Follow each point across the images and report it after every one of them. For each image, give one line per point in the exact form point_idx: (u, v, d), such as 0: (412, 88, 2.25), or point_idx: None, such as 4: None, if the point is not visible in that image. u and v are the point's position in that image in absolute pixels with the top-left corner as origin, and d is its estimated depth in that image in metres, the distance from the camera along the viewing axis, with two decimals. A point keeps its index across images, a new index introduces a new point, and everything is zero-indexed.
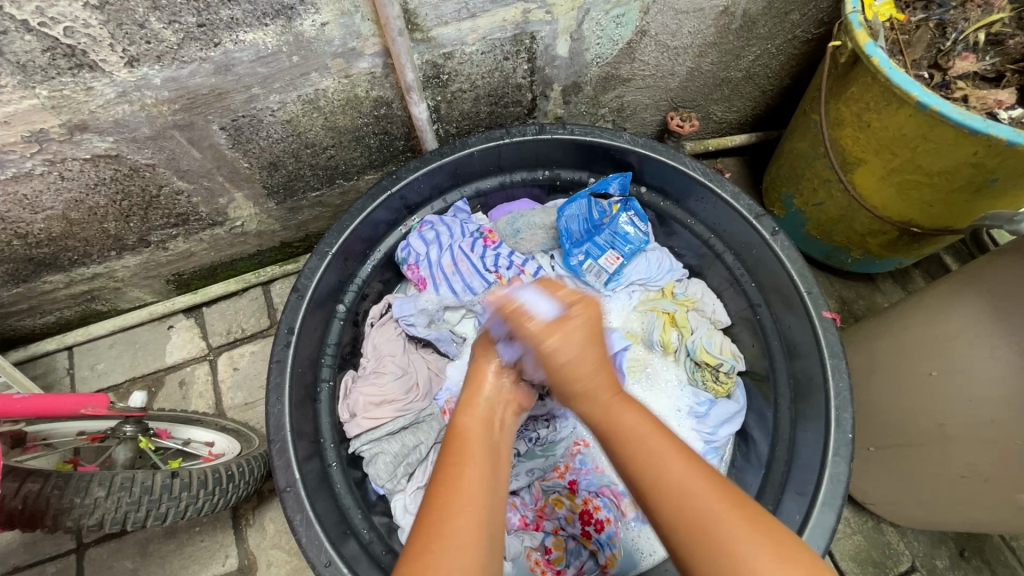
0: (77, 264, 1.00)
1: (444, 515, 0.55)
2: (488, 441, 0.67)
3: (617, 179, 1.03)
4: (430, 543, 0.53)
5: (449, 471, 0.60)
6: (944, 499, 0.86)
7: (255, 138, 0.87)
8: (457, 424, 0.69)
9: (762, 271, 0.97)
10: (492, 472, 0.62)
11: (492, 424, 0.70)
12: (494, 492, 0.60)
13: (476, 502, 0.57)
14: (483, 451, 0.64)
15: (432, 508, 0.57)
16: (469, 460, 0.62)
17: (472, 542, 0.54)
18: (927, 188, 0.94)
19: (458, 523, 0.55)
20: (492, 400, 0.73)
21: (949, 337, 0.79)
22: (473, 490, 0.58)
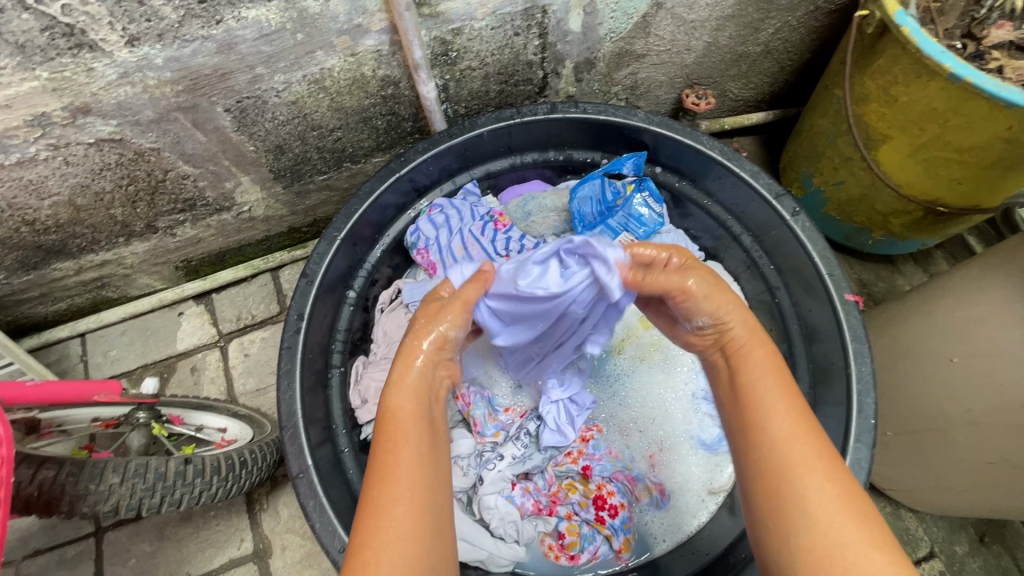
0: (86, 250, 0.99)
1: (379, 507, 0.57)
2: (426, 422, 0.66)
3: (631, 158, 0.99)
4: (366, 540, 0.55)
5: (381, 461, 0.61)
6: (968, 486, 0.84)
7: (260, 120, 0.85)
8: (388, 403, 0.67)
9: (781, 253, 0.95)
10: (428, 452, 0.63)
11: (427, 393, 0.69)
12: (433, 472, 0.61)
13: (416, 499, 0.58)
14: (418, 430, 0.64)
15: (370, 498, 0.58)
16: (407, 448, 0.62)
17: (414, 527, 0.56)
18: (955, 165, 0.90)
19: (394, 513, 0.57)
20: (425, 374, 0.70)
21: (976, 321, 0.76)
22: (405, 481, 0.59)
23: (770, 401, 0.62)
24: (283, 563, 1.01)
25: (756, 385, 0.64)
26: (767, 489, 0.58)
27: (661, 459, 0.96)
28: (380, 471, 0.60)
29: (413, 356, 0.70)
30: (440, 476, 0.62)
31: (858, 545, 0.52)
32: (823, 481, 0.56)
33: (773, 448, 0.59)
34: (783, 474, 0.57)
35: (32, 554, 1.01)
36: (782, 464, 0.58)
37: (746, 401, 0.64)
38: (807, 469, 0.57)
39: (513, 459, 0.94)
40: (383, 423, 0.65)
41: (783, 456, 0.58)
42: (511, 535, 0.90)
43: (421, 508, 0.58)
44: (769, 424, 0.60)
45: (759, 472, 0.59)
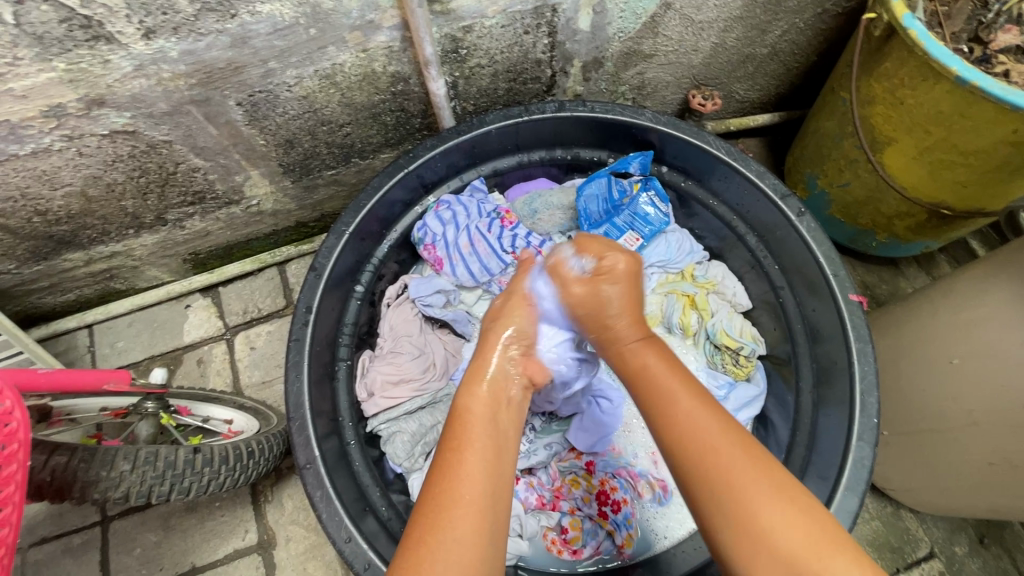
0: (97, 241, 1.00)
1: (444, 506, 0.54)
2: (497, 426, 0.62)
3: (638, 158, 1.01)
4: (426, 534, 0.53)
5: (448, 458, 0.57)
6: (970, 486, 0.85)
7: (271, 114, 0.86)
8: (459, 404, 0.63)
9: (786, 254, 0.95)
10: (497, 457, 0.58)
11: (500, 404, 0.64)
12: (501, 479, 0.57)
13: (476, 506, 0.54)
14: (485, 432, 0.60)
15: (433, 494, 0.56)
16: (473, 448, 0.58)
17: (473, 535, 0.53)
18: (961, 168, 0.91)
19: (456, 515, 0.54)
20: (498, 378, 0.66)
21: (979, 322, 0.77)
22: (469, 490, 0.55)
23: (681, 409, 0.58)
24: (287, 554, 1.02)
25: (673, 399, 0.59)
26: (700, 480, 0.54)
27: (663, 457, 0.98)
28: (443, 469, 0.57)
29: (484, 372, 0.66)
30: (507, 486, 0.57)
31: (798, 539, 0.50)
32: (764, 488, 0.53)
33: (702, 455, 0.55)
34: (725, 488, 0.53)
35: (38, 542, 1.02)
36: (728, 477, 0.53)
37: (663, 416, 0.59)
38: (748, 479, 0.53)
39: (518, 453, 0.96)
40: (452, 427, 0.61)
41: (725, 468, 0.54)
42: (514, 529, 0.90)
43: (485, 517, 0.54)
44: (693, 436, 0.56)
45: (704, 483, 0.54)
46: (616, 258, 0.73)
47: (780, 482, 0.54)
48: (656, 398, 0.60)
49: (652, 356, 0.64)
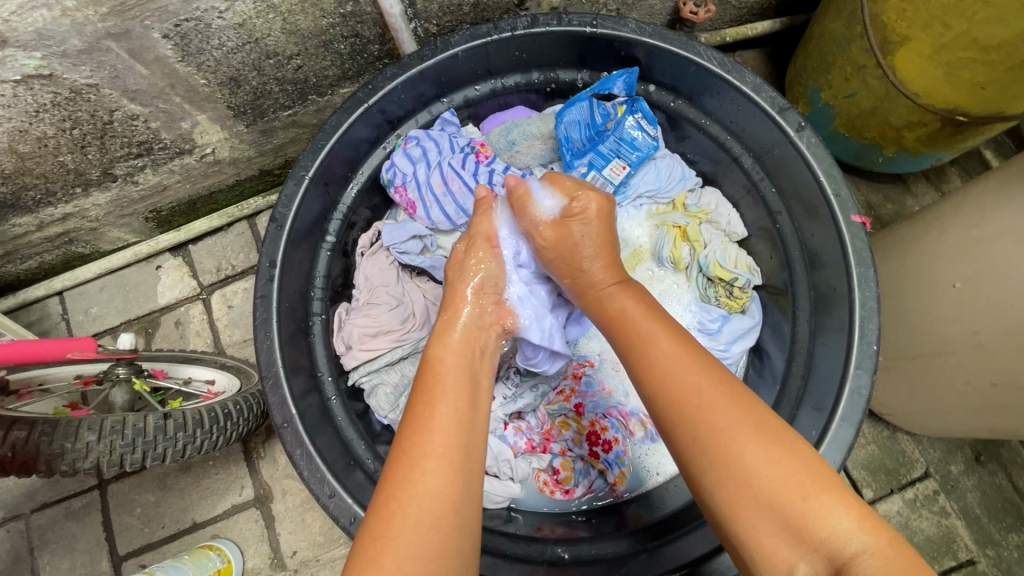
0: (43, 203, 0.93)
1: (414, 459, 0.53)
2: (467, 377, 0.62)
3: (622, 77, 0.90)
4: (394, 488, 0.51)
5: (419, 411, 0.57)
6: (971, 408, 0.82)
7: (206, 48, 0.77)
8: (429, 356, 0.66)
9: (784, 175, 0.88)
10: (470, 409, 0.59)
11: (471, 353, 0.67)
12: (476, 437, 0.57)
13: (448, 459, 0.53)
14: (459, 388, 0.61)
15: (401, 447, 0.55)
16: (444, 399, 0.58)
17: (444, 486, 0.52)
18: (981, 66, 0.82)
19: (426, 467, 0.52)
20: (470, 328, 0.70)
21: (989, 240, 0.72)
22: (443, 437, 0.55)
23: (673, 360, 0.59)
24: (285, 506, 1.03)
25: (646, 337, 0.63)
26: (679, 411, 0.56)
27: None
28: (416, 425, 0.56)
29: (453, 325, 0.70)
30: (480, 447, 0.57)
31: (769, 462, 0.51)
32: (733, 412, 0.54)
33: (676, 396, 0.57)
34: (706, 437, 0.53)
35: (40, 507, 1.03)
36: (725, 443, 0.52)
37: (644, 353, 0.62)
38: (719, 411, 0.54)
39: (503, 399, 0.93)
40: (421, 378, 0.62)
41: (707, 414, 0.54)
42: (505, 473, 0.90)
43: (454, 469, 0.53)
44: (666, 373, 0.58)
45: (692, 438, 0.54)
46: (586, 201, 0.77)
47: (780, 439, 0.53)
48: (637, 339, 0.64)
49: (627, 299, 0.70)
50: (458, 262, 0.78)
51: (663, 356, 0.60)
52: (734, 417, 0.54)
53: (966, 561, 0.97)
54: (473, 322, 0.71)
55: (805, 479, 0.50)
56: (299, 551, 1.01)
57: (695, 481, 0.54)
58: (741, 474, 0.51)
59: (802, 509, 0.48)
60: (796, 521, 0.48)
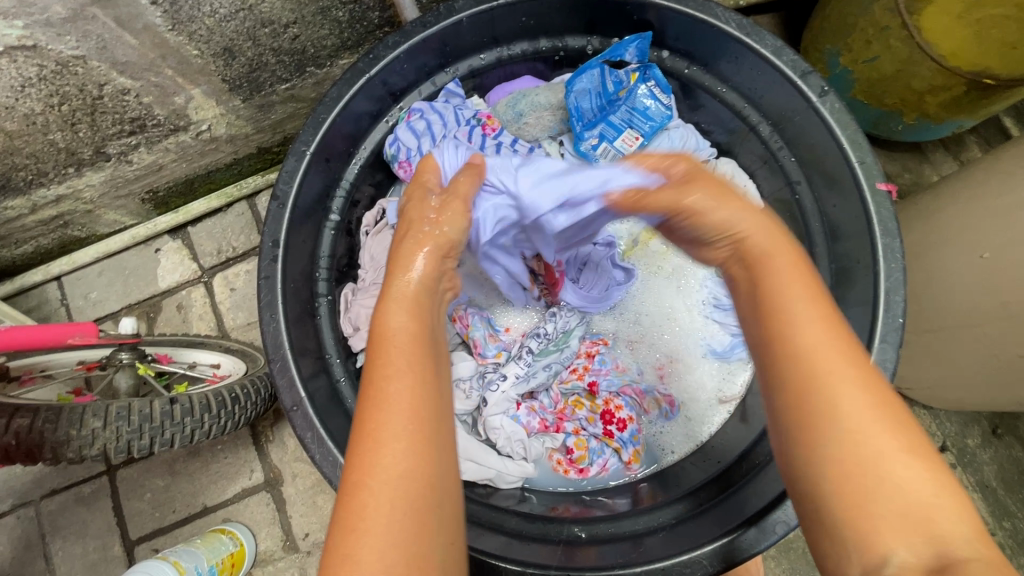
0: (35, 184, 0.90)
1: (377, 441, 0.46)
2: (426, 338, 0.55)
3: (634, 42, 0.86)
4: (361, 478, 0.45)
5: (376, 386, 0.50)
6: (996, 381, 0.80)
7: (198, 16, 0.73)
8: (377, 323, 0.56)
9: (804, 143, 0.84)
10: (431, 370, 0.52)
11: (420, 305, 0.58)
12: (442, 402, 0.50)
13: (415, 436, 0.47)
14: (409, 346, 0.53)
15: (361, 428, 0.48)
16: (404, 370, 0.51)
17: (417, 462, 0.46)
18: (1012, 24, 0.79)
19: (391, 449, 0.46)
20: (423, 287, 0.60)
21: (1021, 208, 0.69)
22: (403, 409, 0.48)
23: (794, 303, 0.50)
24: (295, 489, 1.02)
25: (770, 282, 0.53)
26: (803, 374, 0.47)
27: (670, 370, 0.94)
28: (372, 402, 0.49)
29: (405, 283, 0.60)
30: (447, 409, 0.51)
31: (896, 452, 0.43)
32: (864, 394, 0.46)
33: (801, 351, 0.48)
34: (829, 414, 0.45)
35: (50, 494, 1.02)
36: (849, 417, 0.44)
37: (765, 299, 0.52)
38: (847, 381, 0.46)
39: (516, 378, 0.89)
40: (372, 348, 0.54)
41: (837, 381, 0.46)
42: (518, 453, 0.88)
43: (424, 446, 0.47)
44: (795, 327, 0.49)
45: (814, 405, 0.46)
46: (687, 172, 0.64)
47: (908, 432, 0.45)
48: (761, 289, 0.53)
49: (739, 258, 0.59)
50: (408, 223, 0.66)
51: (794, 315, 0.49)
52: (863, 392, 0.46)
53: None
54: (423, 275, 0.61)
55: (930, 472, 0.43)
56: (311, 533, 1.01)
57: (784, 443, 0.48)
58: (870, 463, 0.43)
59: (925, 503, 0.42)
60: (919, 520, 0.41)
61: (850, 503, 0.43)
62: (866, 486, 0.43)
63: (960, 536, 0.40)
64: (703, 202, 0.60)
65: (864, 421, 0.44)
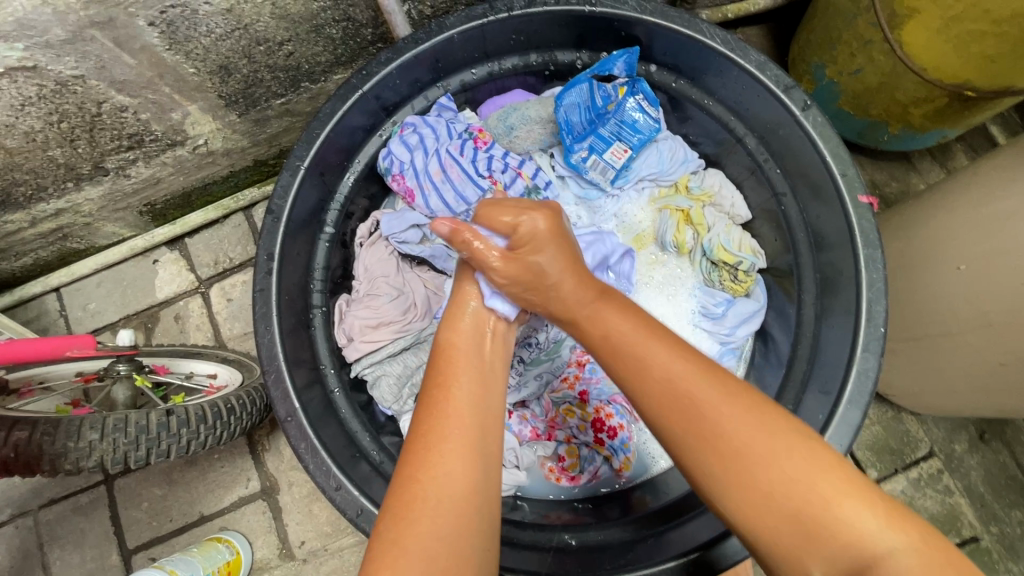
0: (35, 199, 0.92)
1: (433, 441, 0.52)
2: (482, 357, 0.61)
3: (622, 57, 0.88)
4: (415, 473, 0.51)
5: (433, 394, 0.56)
6: (979, 387, 0.81)
7: (194, 36, 0.74)
8: (440, 340, 0.62)
9: (789, 155, 0.86)
10: (483, 392, 0.57)
11: (484, 333, 0.63)
12: (492, 422, 0.56)
13: (465, 441, 0.53)
14: (470, 368, 0.59)
15: (420, 430, 0.54)
16: (460, 381, 0.57)
17: (465, 465, 0.51)
18: (992, 39, 0.80)
19: (445, 450, 0.52)
20: (483, 307, 0.65)
21: (996, 220, 0.71)
22: (458, 417, 0.54)
23: (693, 381, 0.54)
24: (291, 498, 1.03)
25: (639, 349, 0.56)
26: (699, 439, 0.52)
27: None
28: (430, 408, 0.55)
29: (467, 300, 0.65)
30: (497, 431, 0.56)
31: (793, 467, 0.49)
32: (785, 449, 0.50)
33: (691, 411, 0.52)
34: (739, 457, 0.50)
35: (48, 503, 1.03)
36: (754, 465, 0.50)
37: (630, 366, 0.56)
38: (732, 422, 0.51)
39: (508, 388, 0.93)
40: (435, 361, 0.60)
41: (717, 421, 0.52)
42: (511, 461, 0.90)
43: (474, 450, 0.53)
44: (678, 382, 0.54)
45: (713, 462, 0.51)
46: (534, 218, 0.63)
47: (825, 465, 0.49)
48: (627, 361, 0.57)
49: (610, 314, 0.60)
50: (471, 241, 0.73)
51: (666, 372, 0.54)
52: (751, 432, 0.51)
53: (970, 538, 0.98)
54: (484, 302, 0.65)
55: (843, 482, 0.48)
56: (307, 541, 1.02)
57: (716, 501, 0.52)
58: (788, 504, 0.48)
59: (836, 519, 0.46)
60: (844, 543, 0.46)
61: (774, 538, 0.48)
62: (792, 521, 0.47)
63: (879, 541, 0.45)
64: (547, 261, 0.62)
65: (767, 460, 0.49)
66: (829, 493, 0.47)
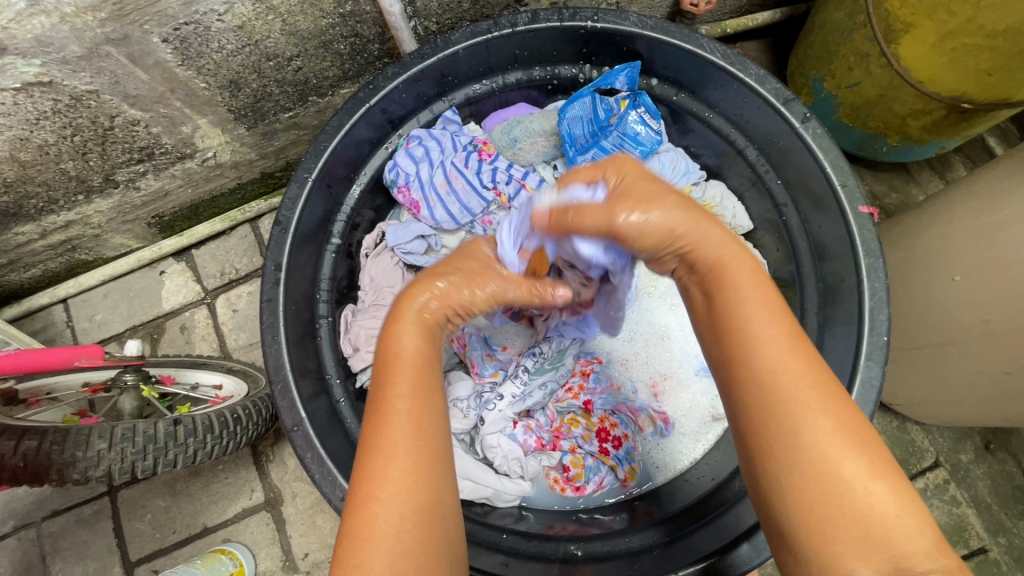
0: (46, 211, 0.93)
1: (385, 454, 0.49)
2: (432, 362, 0.56)
3: (623, 71, 0.90)
4: (366, 492, 0.48)
5: (381, 407, 0.52)
6: (984, 397, 0.81)
7: (206, 51, 0.76)
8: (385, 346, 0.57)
9: (789, 166, 0.87)
10: (434, 400, 0.53)
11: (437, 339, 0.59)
12: (437, 424, 0.52)
13: (419, 456, 0.49)
14: (418, 377, 0.54)
15: (369, 444, 0.50)
16: (401, 390, 0.52)
17: (421, 480, 0.48)
18: (986, 53, 0.81)
19: (394, 466, 0.48)
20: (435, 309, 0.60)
21: (994, 230, 0.72)
22: (406, 430, 0.50)
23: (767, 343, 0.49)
24: (295, 509, 1.03)
25: (733, 296, 0.52)
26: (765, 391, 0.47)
27: (664, 388, 0.96)
28: (376, 421, 0.51)
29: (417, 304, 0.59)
30: (444, 431, 0.53)
31: (860, 476, 0.44)
32: (847, 439, 0.45)
33: (771, 379, 0.47)
34: (796, 439, 0.45)
35: (51, 515, 1.03)
36: (818, 451, 0.45)
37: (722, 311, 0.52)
38: (818, 417, 0.46)
39: (512, 398, 0.91)
40: (382, 368, 0.55)
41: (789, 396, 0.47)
42: (516, 471, 0.90)
43: (426, 458, 0.49)
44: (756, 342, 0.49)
45: (779, 444, 0.46)
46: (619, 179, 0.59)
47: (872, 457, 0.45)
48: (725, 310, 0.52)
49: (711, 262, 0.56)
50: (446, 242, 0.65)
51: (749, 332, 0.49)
52: (828, 410, 0.46)
53: (978, 550, 0.97)
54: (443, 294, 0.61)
55: (893, 491, 0.44)
56: (311, 553, 1.01)
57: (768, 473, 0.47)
58: (842, 493, 0.43)
59: (891, 526, 0.42)
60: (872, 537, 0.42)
61: (812, 532, 0.44)
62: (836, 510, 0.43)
63: (921, 549, 0.42)
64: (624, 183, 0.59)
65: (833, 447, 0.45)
66: (878, 491, 0.43)
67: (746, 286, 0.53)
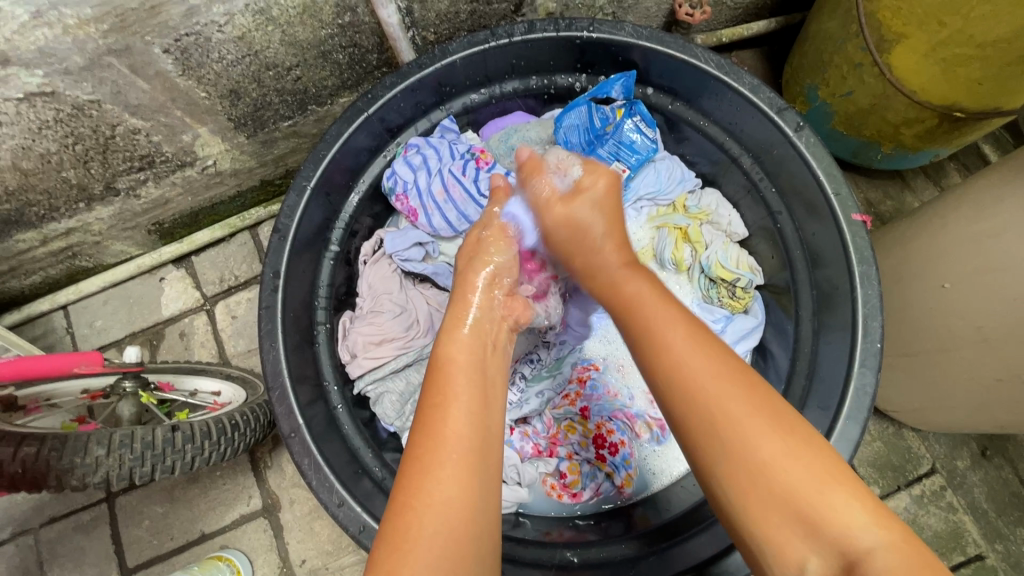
0: (47, 218, 0.94)
1: (430, 461, 0.51)
2: (478, 372, 0.59)
3: (619, 81, 0.91)
4: (410, 499, 0.50)
5: (429, 414, 0.54)
6: (978, 403, 0.82)
7: (206, 62, 0.77)
8: (439, 354, 0.61)
9: (783, 174, 0.88)
10: (482, 404, 0.56)
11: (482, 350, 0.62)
12: (483, 431, 0.54)
13: (464, 462, 0.51)
14: (468, 385, 0.57)
15: (416, 451, 0.52)
16: (453, 398, 0.55)
17: (463, 485, 0.50)
18: (976, 63, 0.82)
19: (441, 472, 0.50)
20: (477, 321, 0.65)
21: (983, 238, 0.73)
22: (455, 435, 0.52)
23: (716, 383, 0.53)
24: (293, 515, 1.03)
25: (668, 342, 0.57)
26: (722, 422, 0.52)
27: None
28: (424, 426, 0.54)
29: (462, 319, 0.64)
30: (492, 438, 0.55)
31: (822, 490, 0.48)
32: (797, 459, 0.50)
33: (722, 412, 0.52)
34: (756, 463, 0.50)
35: (49, 521, 1.03)
36: (775, 474, 0.49)
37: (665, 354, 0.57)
38: (770, 443, 0.50)
39: (509, 404, 0.95)
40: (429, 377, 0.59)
41: (744, 427, 0.51)
42: (512, 477, 0.89)
43: (471, 464, 0.51)
44: (696, 378, 0.54)
45: (740, 470, 0.50)
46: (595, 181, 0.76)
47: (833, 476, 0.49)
48: (666, 355, 0.57)
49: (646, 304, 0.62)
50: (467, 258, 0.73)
51: (692, 372, 0.55)
52: (778, 435, 0.51)
53: (975, 556, 0.97)
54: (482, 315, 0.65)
55: (859, 507, 0.47)
56: (308, 560, 1.01)
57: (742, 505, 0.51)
58: (803, 509, 0.48)
59: (856, 539, 0.46)
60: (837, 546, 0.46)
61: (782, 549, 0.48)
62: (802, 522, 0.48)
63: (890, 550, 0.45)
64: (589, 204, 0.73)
65: (791, 475, 0.49)
66: (839, 505, 0.47)
67: (682, 331, 0.58)
